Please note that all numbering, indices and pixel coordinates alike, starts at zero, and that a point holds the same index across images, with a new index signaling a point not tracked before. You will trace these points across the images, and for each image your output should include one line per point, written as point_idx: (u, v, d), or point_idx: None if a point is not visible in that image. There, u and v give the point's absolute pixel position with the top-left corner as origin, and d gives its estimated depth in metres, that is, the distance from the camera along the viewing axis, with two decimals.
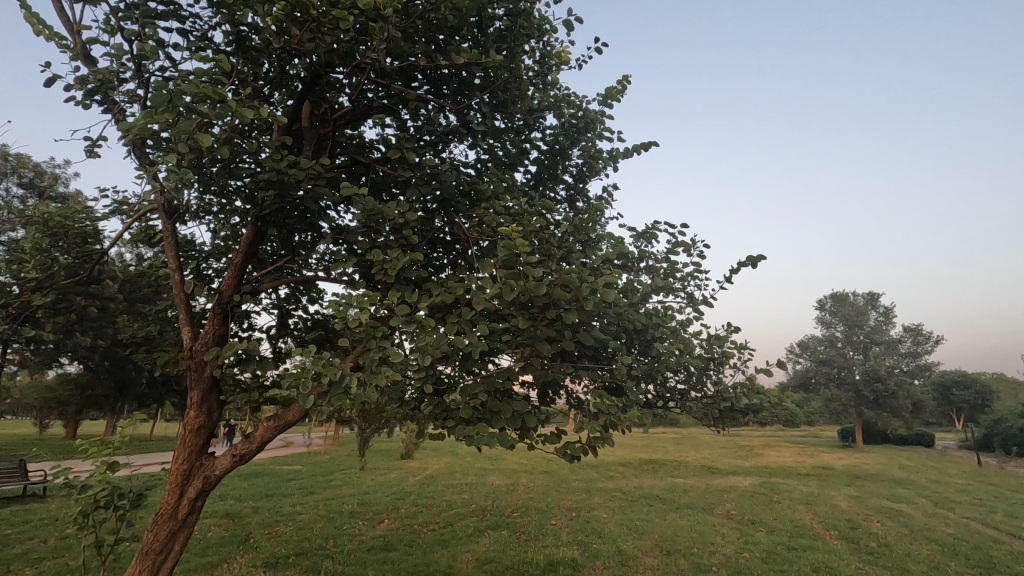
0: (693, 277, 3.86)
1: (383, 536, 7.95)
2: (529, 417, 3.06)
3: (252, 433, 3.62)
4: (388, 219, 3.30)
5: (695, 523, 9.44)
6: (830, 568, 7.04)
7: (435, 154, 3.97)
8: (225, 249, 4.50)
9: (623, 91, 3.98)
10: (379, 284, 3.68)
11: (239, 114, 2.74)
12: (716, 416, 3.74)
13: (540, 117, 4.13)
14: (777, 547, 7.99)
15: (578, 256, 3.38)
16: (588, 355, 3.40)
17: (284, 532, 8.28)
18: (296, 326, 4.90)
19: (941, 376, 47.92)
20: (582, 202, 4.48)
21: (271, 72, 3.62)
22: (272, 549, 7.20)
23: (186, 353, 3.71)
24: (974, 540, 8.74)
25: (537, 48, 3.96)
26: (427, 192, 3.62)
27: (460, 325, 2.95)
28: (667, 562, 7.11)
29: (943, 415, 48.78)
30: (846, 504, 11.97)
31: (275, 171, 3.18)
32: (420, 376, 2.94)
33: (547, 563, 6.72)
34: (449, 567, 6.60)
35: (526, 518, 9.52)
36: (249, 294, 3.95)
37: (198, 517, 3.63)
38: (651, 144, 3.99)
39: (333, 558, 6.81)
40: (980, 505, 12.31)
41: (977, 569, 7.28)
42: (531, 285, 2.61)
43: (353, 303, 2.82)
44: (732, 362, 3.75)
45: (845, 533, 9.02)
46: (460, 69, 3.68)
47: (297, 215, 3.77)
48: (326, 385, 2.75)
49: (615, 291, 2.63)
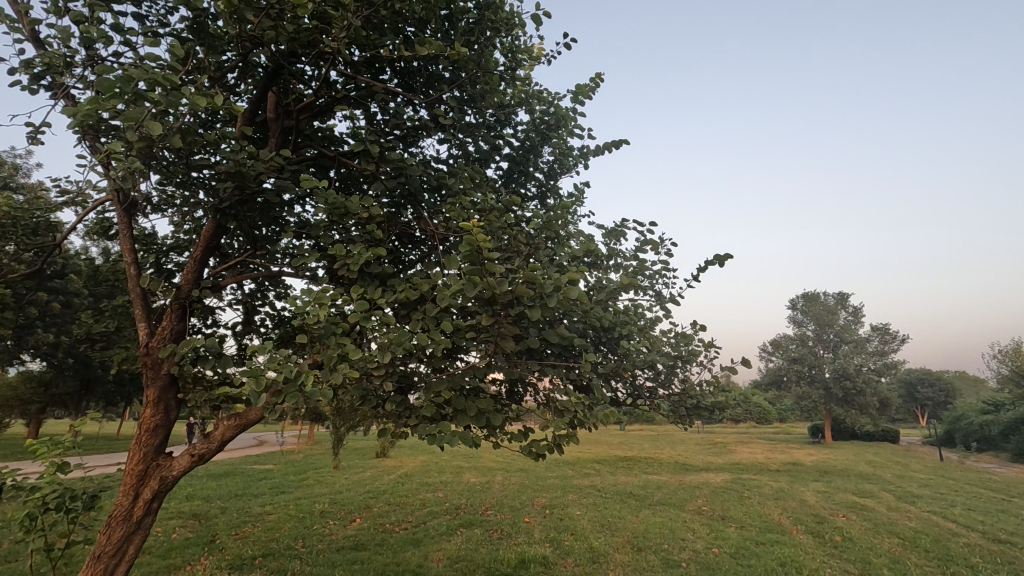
0: (662, 275, 3.90)
1: (354, 536, 7.85)
2: (493, 416, 3.02)
3: (211, 432, 3.52)
4: (351, 213, 3.24)
5: (667, 519, 9.55)
6: (795, 562, 7.19)
7: (404, 149, 3.92)
8: (187, 243, 4.38)
9: (594, 89, 3.98)
10: (344, 280, 3.62)
11: (193, 102, 2.62)
12: (683, 414, 3.79)
13: (512, 113, 4.11)
14: (745, 541, 8.13)
15: (546, 253, 3.37)
16: (554, 353, 3.38)
17: (251, 532, 8.11)
18: (263, 323, 4.80)
19: (907, 374, 49.40)
20: (553, 199, 4.48)
21: (233, 61, 3.54)
22: (240, 550, 7.06)
23: (141, 350, 3.59)
24: (933, 533, 9.02)
25: (507, 43, 3.93)
26: (393, 186, 3.56)
27: (424, 322, 2.90)
28: (637, 558, 7.18)
29: (908, 412, 50.33)
30: (812, 499, 12.25)
31: (234, 163, 3.08)
32: (380, 374, 2.88)
33: (518, 562, 6.71)
34: (420, 566, 6.55)
35: (500, 515, 9.52)
36: (209, 289, 3.84)
37: (155, 518, 3.51)
38: (622, 141, 4.00)
39: (301, 558, 6.70)
40: (940, 499, 12.72)
41: (935, 561, 7.50)
42: (494, 282, 2.55)
43: (312, 299, 2.75)
44: (699, 361, 3.79)
45: (811, 527, 9.23)
46: (428, 62, 3.63)
47: (260, 208, 3.67)
48: (283, 383, 2.68)
49: (579, 289, 2.61)
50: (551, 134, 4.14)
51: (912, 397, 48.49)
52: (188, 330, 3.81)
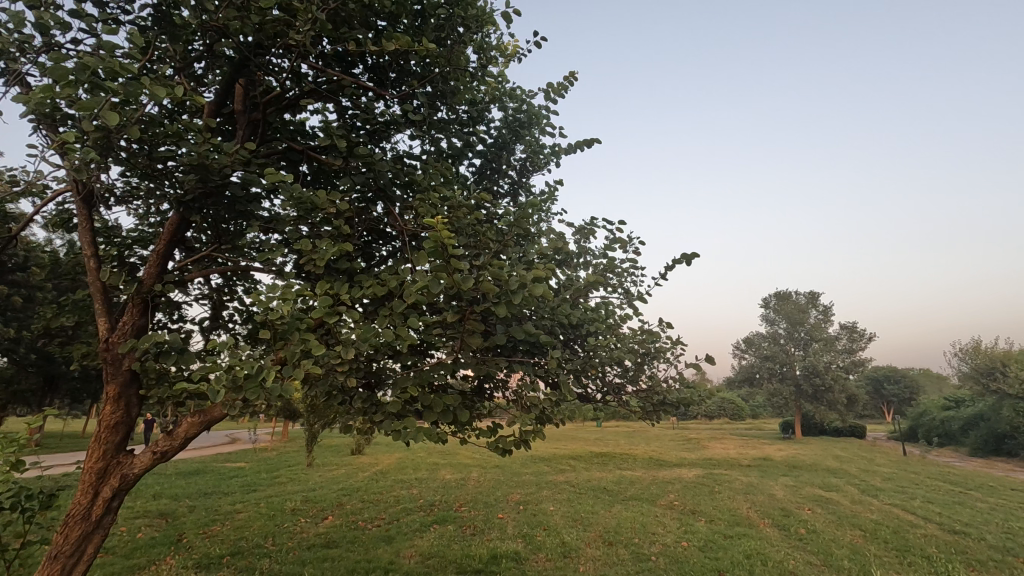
0: (631, 272, 3.97)
1: (325, 534, 7.79)
2: (460, 411, 3.02)
3: (174, 430, 3.44)
4: (318, 208, 3.20)
5: (638, 514, 9.67)
6: (760, 554, 7.37)
7: (374, 144, 3.90)
8: (152, 236, 4.28)
9: (567, 88, 4.03)
10: (312, 275, 3.59)
11: (152, 92, 2.57)
12: (650, 409, 3.86)
13: (484, 109, 4.13)
14: (714, 535, 8.29)
15: (514, 251, 3.39)
16: (522, 349, 3.40)
17: (219, 531, 8.00)
18: (231, 318, 4.72)
19: (874, 371, 50.88)
20: (526, 195, 4.50)
21: (199, 50, 3.49)
22: (207, 549, 6.94)
23: (101, 345, 3.50)
24: (893, 525, 9.33)
25: (479, 39, 3.93)
26: (362, 181, 3.54)
27: (391, 318, 2.89)
28: (608, 552, 7.26)
29: (875, 408, 51.84)
30: (780, 493, 12.55)
31: (196, 155, 3.02)
32: (345, 370, 2.86)
33: (490, 557, 6.75)
34: (392, 563, 6.53)
35: (473, 512, 9.54)
36: (172, 283, 3.76)
37: (115, 517, 3.44)
38: (594, 139, 4.04)
39: (271, 557, 6.62)
40: (901, 492, 13.15)
41: (894, 551, 7.76)
42: (459, 279, 2.55)
43: (276, 294, 2.73)
44: (665, 357, 3.85)
45: (777, 521, 9.45)
46: (398, 56, 3.62)
47: (227, 202, 3.60)
48: (243, 379, 2.64)
49: (544, 286, 2.63)
50: (524, 132, 4.17)
51: (879, 394, 49.95)
52: (150, 325, 3.73)
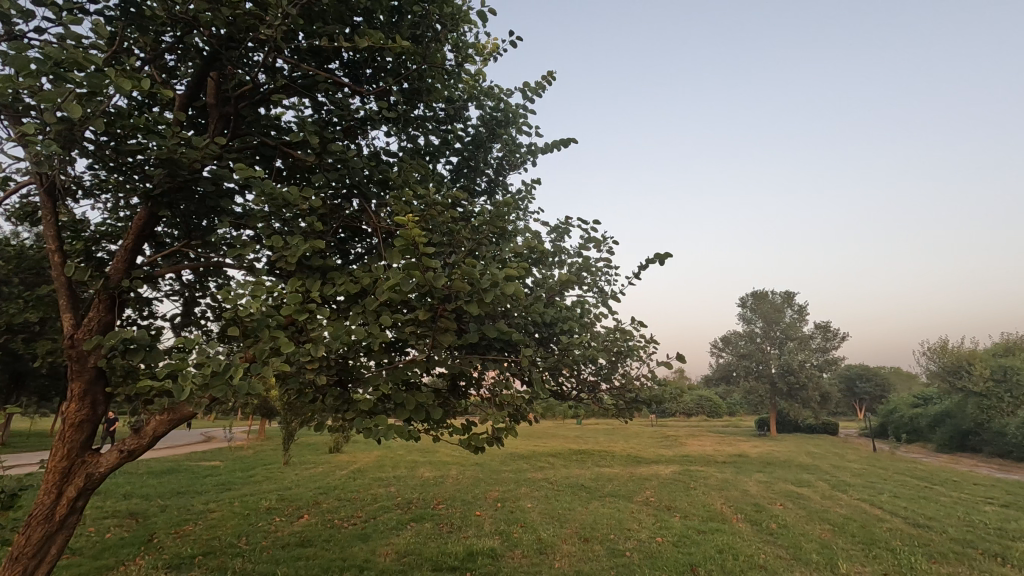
0: (605, 272, 4.02)
1: (300, 533, 7.71)
2: (433, 409, 3.02)
3: (143, 428, 3.39)
4: (290, 205, 3.17)
5: (615, 510, 9.78)
6: (732, 548, 7.51)
7: (350, 141, 3.88)
8: (120, 230, 4.19)
9: (544, 88, 4.06)
10: (284, 272, 3.57)
11: (117, 85, 2.52)
12: (623, 406, 3.91)
13: (462, 108, 4.14)
14: (688, 530, 8.42)
15: (489, 249, 3.41)
16: (496, 347, 3.41)
17: (192, 530, 7.88)
18: (203, 315, 4.66)
19: (846, 369, 52.11)
20: (502, 193, 4.52)
21: (170, 42, 3.44)
22: (178, 549, 6.84)
23: (65, 342, 3.42)
24: (860, 519, 9.59)
25: (456, 37, 3.93)
26: (335, 177, 3.53)
27: (363, 316, 2.88)
28: (584, 548, 7.34)
29: (847, 406, 53.10)
30: (754, 489, 12.80)
31: (164, 149, 2.96)
32: (315, 368, 2.85)
33: (466, 554, 6.76)
34: (367, 561, 6.51)
35: (450, 509, 9.55)
36: (140, 279, 3.69)
37: (80, 517, 3.38)
38: (570, 139, 4.07)
39: (244, 557, 6.55)
40: (870, 488, 13.50)
41: (860, 544, 7.98)
42: (430, 277, 2.56)
43: (246, 291, 2.70)
44: (638, 356, 3.90)
45: (750, 516, 9.64)
46: (374, 52, 3.60)
47: (197, 197, 3.55)
48: (210, 376, 2.61)
49: (515, 285, 2.64)
50: (500, 131, 4.19)
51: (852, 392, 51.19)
52: (118, 322, 3.66)
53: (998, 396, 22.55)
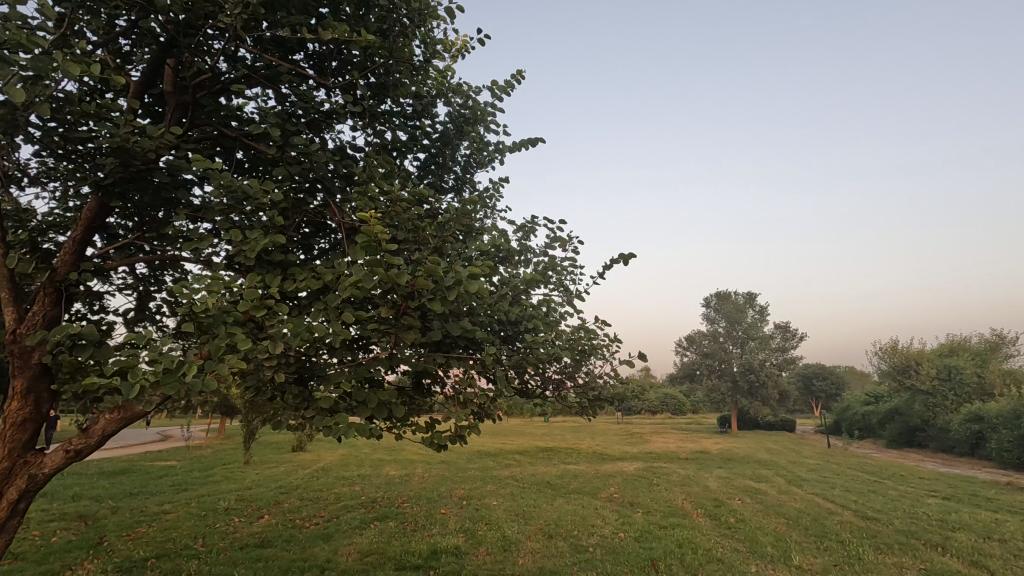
0: (571, 271, 4.06)
1: (260, 533, 7.56)
2: (395, 407, 3.00)
3: (91, 427, 3.25)
4: (249, 198, 3.09)
5: (579, 507, 9.90)
6: (691, 542, 7.70)
7: (314, 134, 3.81)
8: (69, 221, 4.01)
9: (513, 87, 4.07)
10: (243, 267, 3.49)
11: (65, 69, 2.42)
12: (586, 403, 3.97)
13: (430, 104, 4.12)
14: (650, 526, 8.59)
15: (454, 246, 3.40)
16: (460, 345, 3.41)
17: (145, 533, 7.62)
18: (158, 311, 4.51)
19: (804, 368, 53.98)
20: (469, 191, 4.51)
21: (125, 26, 3.32)
22: (129, 552, 6.60)
23: (6, 336, 3.25)
24: (813, 512, 9.95)
25: (424, 32, 3.90)
26: (297, 171, 3.46)
27: (324, 313, 2.83)
28: (547, 544, 7.41)
29: (804, 404, 55.03)
30: (714, 484, 13.15)
31: (116, 138, 2.85)
32: (273, 365, 2.79)
33: (430, 552, 6.74)
34: (328, 561, 6.42)
35: (416, 508, 9.50)
36: (90, 272, 3.54)
37: (21, 520, 3.22)
38: (538, 138, 4.09)
39: (200, 558, 6.38)
40: (824, 482, 14.03)
41: (813, 537, 8.28)
42: (393, 274, 2.54)
43: (202, 285, 2.63)
44: (602, 354, 3.95)
45: (710, 511, 9.89)
46: (339, 45, 3.54)
47: (152, 188, 3.43)
48: (161, 373, 2.52)
49: (479, 283, 2.64)
50: (468, 129, 4.18)
51: (809, 390, 53.11)
52: (65, 316, 3.51)
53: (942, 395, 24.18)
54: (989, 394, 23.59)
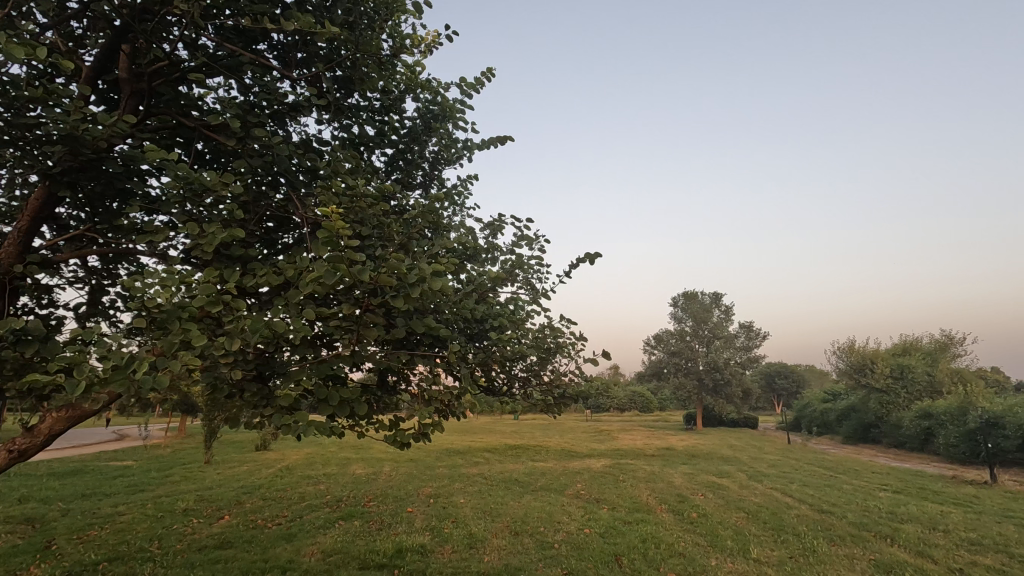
0: (538, 270, 4.09)
1: (220, 534, 7.39)
2: (358, 405, 2.96)
3: (36, 426, 3.12)
4: (207, 190, 3.01)
5: (546, 504, 9.97)
6: (654, 537, 7.84)
7: (278, 127, 3.73)
8: (16, 211, 3.84)
9: (482, 85, 4.07)
10: (201, 261, 3.41)
11: (8, 52, 2.30)
12: (550, 401, 4.01)
13: (398, 99, 4.08)
14: (614, 521, 8.71)
15: (420, 243, 3.38)
16: (425, 343, 3.39)
17: (97, 535, 7.34)
18: (111, 305, 4.36)
19: (766, 367, 55.56)
20: (438, 187, 4.50)
21: (77, 8, 3.20)
22: (80, 556, 6.35)
23: None
24: (772, 506, 10.25)
25: (392, 26, 3.85)
26: (258, 164, 3.39)
27: (285, 309, 2.77)
28: (513, 541, 7.44)
29: (766, 402, 56.65)
30: (678, 480, 13.43)
31: (64, 125, 2.72)
32: (230, 362, 2.72)
33: (395, 551, 6.70)
34: (290, 561, 6.32)
35: (382, 506, 9.42)
36: (37, 264, 3.39)
37: None
38: (507, 137, 4.11)
39: (155, 561, 6.19)
40: (783, 477, 14.47)
41: (771, 530, 8.54)
42: (355, 270, 2.50)
43: (155, 280, 2.54)
44: (567, 352, 3.98)
45: (673, 506, 10.09)
46: (305, 35, 3.46)
47: (104, 178, 3.31)
48: (110, 370, 2.43)
49: (442, 281, 2.62)
50: (436, 125, 4.17)
51: (771, 388, 54.75)
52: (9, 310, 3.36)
53: (896, 392, 25.03)
54: (938, 392, 24.70)
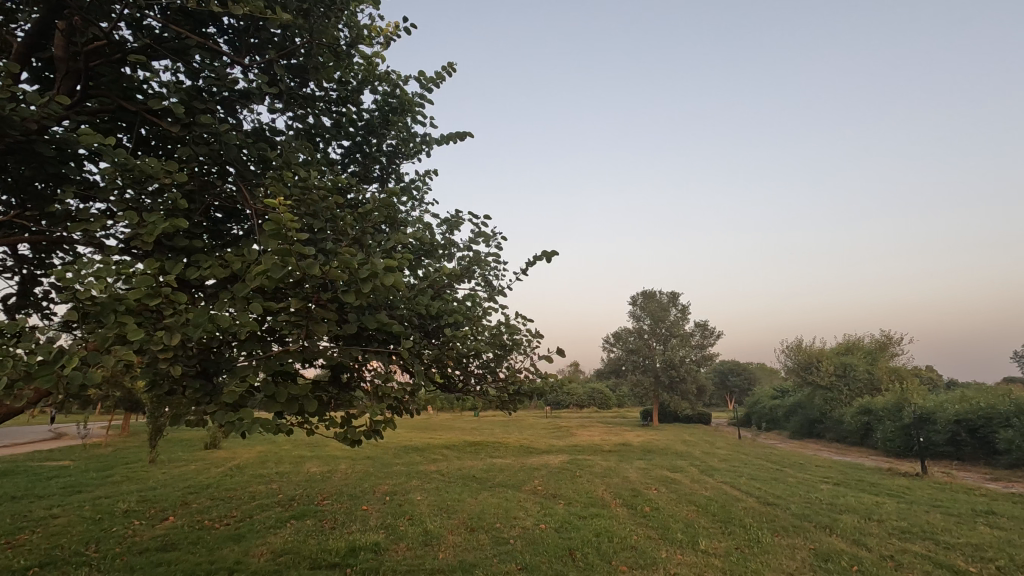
0: (495, 267, 4.10)
1: (163, 536, 7.11)
2: (306, 401, 2.88)
3: None
4: (147, 179, 2.87)
5: (503, 500, 10.00)
6: (609, 531, 7.98)
7: (228, 114, 3.60)
8: None
9: (440, 80, 4.06)
10: (141, 252, 3.25)
11: None
12: (505, 398, 4.04)
13: (355, 91, 4.01)
14: (570, 516, 8.81)
15: (375, 237, 3.32)
16: (378, 339, 3.34)
17: (27, 539, 6.94)
18: (44, 296, 4.13)
19: (720, 365, 57.38)
20: (395, 181, 4.44)
21: None
22: (8, 561, 5.99)
23: None
24: (721, 499, 10.59)
25: (350, 16, 3.78)
26: (205, 152, 3.26)
27: (230, 303, 2.68)
28: (469, 538, 7.43)
29: (720, 398, 58.54)
30: (633, 475, 13.72)
31: None
32: (170, 358, 2.60)
33: (348, 550, 6.59)
34: (239, 562, 6.15)
35: (336, 505, 9.25)
36: None
37: None
38: (465, 133, 4.12)
39: (92, 565, 5.91)
40: (733, 472, 14.97)
41: (719, 522, 8.83)
42: (303, 264, 2.44)
43: (89, 272, 2.42)
44: (523, 350, 4.01)
45: (627, 501, 10.30)
46: (256, 20, 3.35)
47: (35, 162, 3.12)
48: (35, 365, 2.28)
49: (395, 276, 2.58)
50: (394, 119, 4.12)
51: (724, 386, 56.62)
52: None
53: (839, 389, 26.29)
54: (877, 389, 26.04)
